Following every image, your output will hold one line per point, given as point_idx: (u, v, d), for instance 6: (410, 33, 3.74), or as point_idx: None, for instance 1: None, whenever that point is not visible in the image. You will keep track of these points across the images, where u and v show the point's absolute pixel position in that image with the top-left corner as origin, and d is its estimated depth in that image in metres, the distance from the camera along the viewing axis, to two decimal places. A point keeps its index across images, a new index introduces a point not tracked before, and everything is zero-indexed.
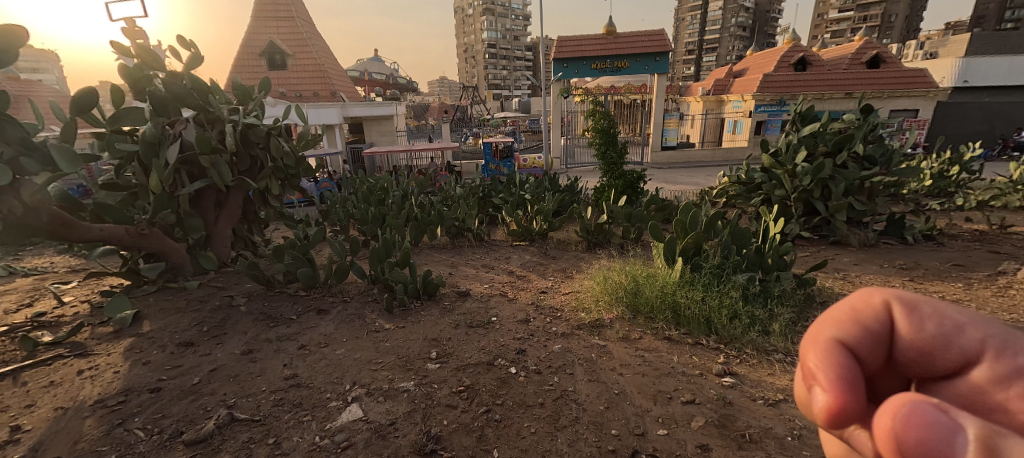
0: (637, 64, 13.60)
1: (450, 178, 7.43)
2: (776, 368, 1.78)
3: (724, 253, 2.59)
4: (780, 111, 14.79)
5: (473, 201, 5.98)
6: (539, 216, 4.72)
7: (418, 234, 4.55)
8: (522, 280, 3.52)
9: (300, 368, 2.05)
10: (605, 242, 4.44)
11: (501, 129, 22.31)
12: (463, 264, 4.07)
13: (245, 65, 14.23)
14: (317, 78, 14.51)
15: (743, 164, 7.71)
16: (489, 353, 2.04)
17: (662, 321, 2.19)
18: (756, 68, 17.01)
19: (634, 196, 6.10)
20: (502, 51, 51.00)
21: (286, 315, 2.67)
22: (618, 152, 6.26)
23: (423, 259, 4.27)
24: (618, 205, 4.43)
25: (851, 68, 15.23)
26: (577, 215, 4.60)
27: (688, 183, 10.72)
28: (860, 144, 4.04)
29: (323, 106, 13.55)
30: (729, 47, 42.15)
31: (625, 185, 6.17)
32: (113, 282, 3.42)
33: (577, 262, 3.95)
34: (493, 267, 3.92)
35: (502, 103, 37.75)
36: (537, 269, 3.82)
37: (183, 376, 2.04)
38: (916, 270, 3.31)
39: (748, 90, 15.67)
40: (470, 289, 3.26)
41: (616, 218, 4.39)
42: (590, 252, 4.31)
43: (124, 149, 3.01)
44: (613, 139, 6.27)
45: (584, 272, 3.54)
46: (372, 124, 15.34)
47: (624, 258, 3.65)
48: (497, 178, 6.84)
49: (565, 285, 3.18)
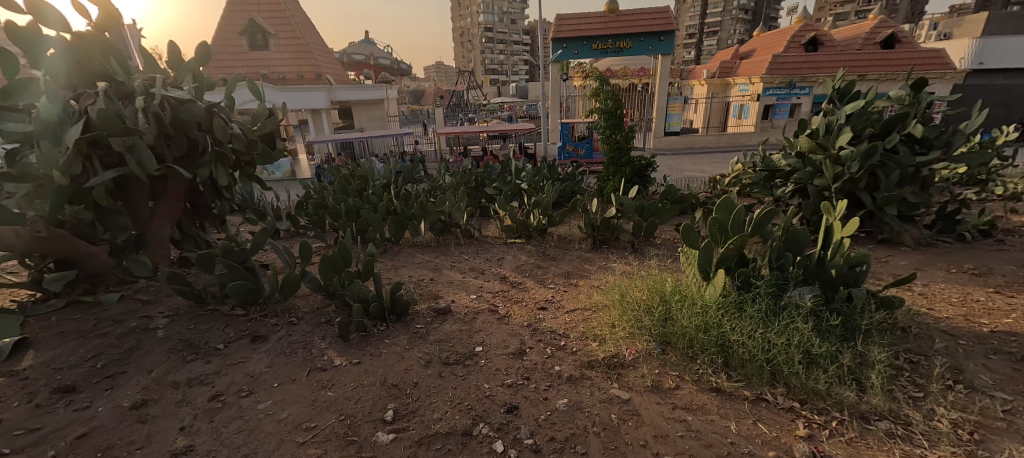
0: (640, 44, 12.84)
1: (438, 167, 6.78)
2: (890, 451, 1.21)
3: (780, 266, 2.01)
4: (789, 94, 14.18)
5: (464, 191, 5.39)
6: (537, 209, 4.12)
7: (397, 230, 4.09)
8: (517, 289, 2.94)
9: (199, 436, 1.45)
10: (613, 239, 3.86)
11: (497, 114, 21.58)
12: (448, 267, 3.46)
13: (225, 45, 13.43)
14: (301, 60, 13.72)
15: (757, 149, 7.13)
16: (466, 414, 1.47)
17: (705, 362, 1.61)
18: (763, 49, 16.28)
19: (641, 186, 5.52)
20: (499, 35, 49.73)
21: (211, 344, 2.07)
22: (625, 136, 5.65)
23: (403, 261, 3.67)
24: (629, 196, 3.83)
25: (864, 48, 14.53)
26: (580, 207, 4.01)
27: (692, 170, 10.13)
28: (916, 124, 3.44)
29: (308, 90, 12.78)
30: (730, 31, 41.26)
31: (632, 173, 5.59)
32: (21, 293, 2.82)
33: (581, 266, 3.36)
34: (483, 271, 3.33)
35: (499, 88, 36.82)
36: (535, 274, 3.21)
37: (34, 447, 1.45)
38: (993, 277, 2.73)
39: (756, 72, 14.95)
40: (452, 303, 2.66)
41: (627, 211, 3.80)
42: (595, 252, 3.71)
43: (12, 129, 2.39)
44: (620, 122, 5.64)
45: (591, 280, 2.96)
46: (360, 108, 14.60)
47: (638, 263, 3.07)
48: (490, 166, 6.24)
49: (570, 297, 2.60)
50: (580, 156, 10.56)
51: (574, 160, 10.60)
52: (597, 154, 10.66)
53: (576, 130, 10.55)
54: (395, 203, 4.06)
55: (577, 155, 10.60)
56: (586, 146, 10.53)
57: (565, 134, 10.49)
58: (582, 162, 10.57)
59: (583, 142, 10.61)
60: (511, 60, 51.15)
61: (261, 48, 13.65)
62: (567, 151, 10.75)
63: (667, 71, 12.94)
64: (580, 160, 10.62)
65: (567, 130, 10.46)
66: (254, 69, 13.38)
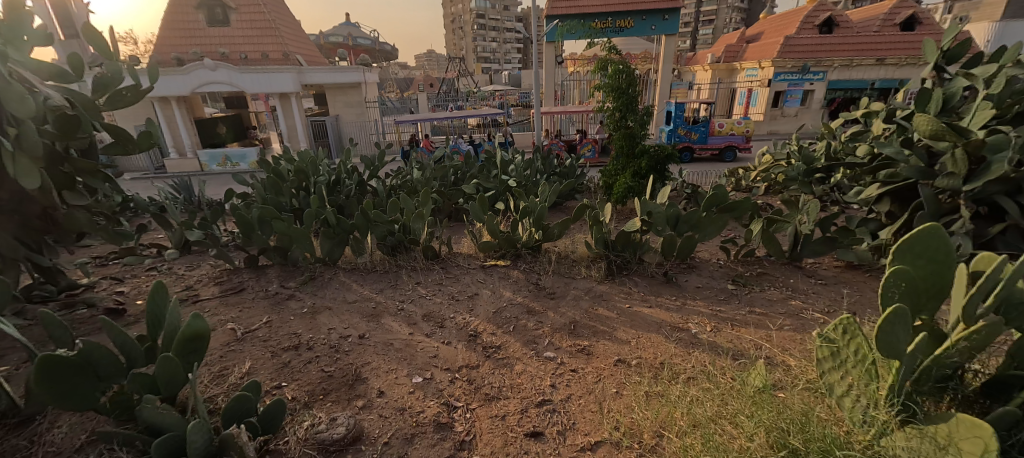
0: (642, 23, 11.57)
1: (410, 158, 5.59)
2: None
3: None
4: (802, 79, 13.07)
5: (438, 192, 4.25)
6: (527, 218, 2.95)
7: (331, 248, 2.94)
8: (491, 366, 1.77)
9: None
10: (632, 261, 2.74)
11: (488, 101, 20.25)
12: (390, 312, 2.29)
13: (181, 20, 12.20)
14: (266, 37, 12.41)
15: (793, 137, 6.01)
16: None
17: None
18: (773, 31, 15.09)
19: (662, 183, 4.42)
20: (491, 22, 48.02)
21: None
22: (640, 120, 4.48)
23: (329, 299, 2.50)
24: (657, 200, 2.66)
25: (882, 31, 13.39)
26: (586, 212, 2.87)
27: (707, 164, 8.90)
28: None
29: (274, 72, 11.63)
30: (727, 19, 40.23)
31: (650, 166, 4.46)
32: None
33: (591, 312, 2.21)
34: (441, 321, 2.15)
35: (493, 76, 35.49)
36: (521, 329, 2.06)
37: None
38: None
39: (766, 55, 13.82)
40: (366, 410, 1.49)
41: (655, 224, 2.64)
42: (610, 285, 2.55)
43: None
44: (634, 101, 4.44)
45: (612, 350, 1.83)
46: (336, 92, 13.18)
47: (679, 329, 1.97)
48: (471, 157, 5.10)
49: (588, 398, 1.49)
50: (692, 142, 8.78)
51: (686, 147, 8.84)
52: (713, 140, 8.82)
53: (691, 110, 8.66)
54: (330, 212, 2.92)
55: (689, 141, 8.76)
56: (703, 131, 8.67)
57: (677, 115, 8.68)
58: (695, 149, 8.79)
59: (698, 124, 8.78)
60: (503, 48, 49.67)
61: (220, 24, 12.35)
62: (677, 136, 8.95)
63: (671, 53, 11.73)
64: (691, 147, 8.86)
65: (680, 110, 8.64)
66: (212, 48, 12.13)
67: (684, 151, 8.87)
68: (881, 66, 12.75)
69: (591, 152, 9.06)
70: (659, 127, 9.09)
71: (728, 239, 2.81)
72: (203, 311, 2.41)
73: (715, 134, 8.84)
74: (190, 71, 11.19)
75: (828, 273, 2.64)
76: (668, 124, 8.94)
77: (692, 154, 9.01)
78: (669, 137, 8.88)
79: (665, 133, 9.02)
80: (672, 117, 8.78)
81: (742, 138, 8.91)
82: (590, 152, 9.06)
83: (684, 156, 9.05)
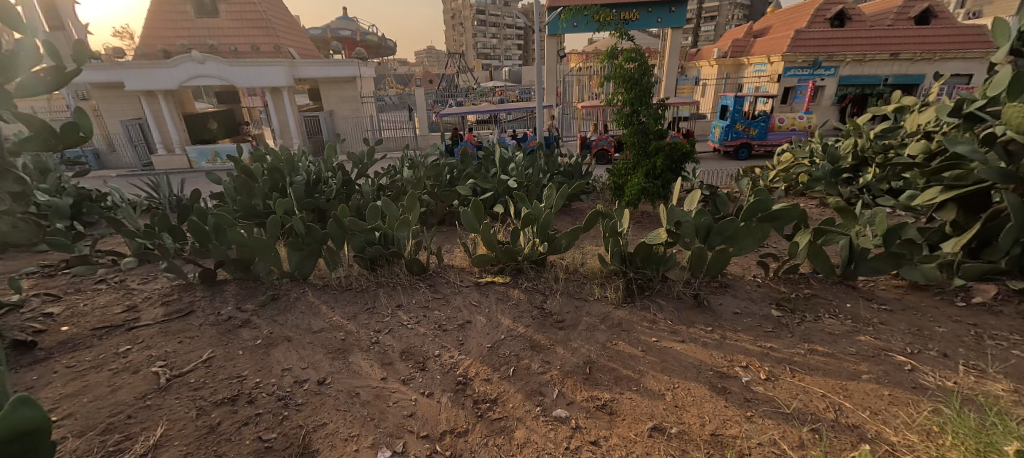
0: (647, 16, 11.12)
1: (403, 155, 5.15)
2: None
3: None
4: (812, 75, 12.53)
5: (430, 193, 3.82)
6: (530, 226, 2.52)
7: (299, 261, 2.50)
8: (481, 437, 1.34)
9: None
10: (655, 278, 2.30)
11: (488, 97, 19.75)
12: (360, 347, 1.85)
13: (169, 12, 11.78)
14: (258, 29, 11.98)
15: (816, 134, 5.55)
16: None
17: None
18: (781, 25, 14.57)
19: (679, 183, 3.98)
20: (491, 18, 47.47)
21: None
22: (656, 112, 4.02)
23: (290, 326, 2.08)
24: (685, 204, 2.23)
25: (897, 24, 12.94)
26: (599, 219, 2.43)
27: (726, 164, 8.19)
28: None
29: (264, 65, 11.17)
30: (728, 16, 39.81)
31: (666, 164, 4.03)
32: None
33: (610, 349, 1.79)
34: (422, 362, 1.72)
35: (492, 72, 34.95)
36: (522, 375, 1.63)
37: None
38: None
39: (774, 50, 13.32)
40: None
41: (683, 233, 2.21)
42: (629, 310, 2.11)
43: None
44: (648, 91, 3.99)
45: (639, 410, 1.41)
46: (330, 87, 12.66)
47: (725, 377, 1.54)
48: (468, 154, 4.66)
49: None
50: (751, 138, 8.42)
51: (744, 144, 8.51)
52: (772, 136, 8.44)
53: (750, 105, 8.35)
54: (298, 219, 2.48)
55: (747, 137, 8.42)
56: (762, 126, 8.32)
57: (735, 109, 8.39)
58: (754, 145, 8.42)
59: (757, 120, 8.44)
60: (503, 44, 49.14)
61: (208, 14, 11.89)
62: (734, 131, 8.61)
63: (677, 47, 11.20)
64: (750, 143, 8.51)
65: (738, 104, 8.34)
66: (200, 41, 11.72)
67: (742, 147, 8.52)
68: (895, 61, 12.31)
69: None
70: (717, 122, 8.79)
71: (767, 252, 2.38)
72: (133, 341, 1.97)
73: (775, 129, 8.44)
74: (177, 64, 10.77)
75: (890, 295, 2.20)
76: (726, 119, 8.61)
77: (750, 150, 8.68)
78: (725, 134, 8.61)
79: (722, 129, 8.75)
80: (730, 113, 8.51)
81: (803, 134, 8.51)
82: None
83: (742, 152, 8.70)
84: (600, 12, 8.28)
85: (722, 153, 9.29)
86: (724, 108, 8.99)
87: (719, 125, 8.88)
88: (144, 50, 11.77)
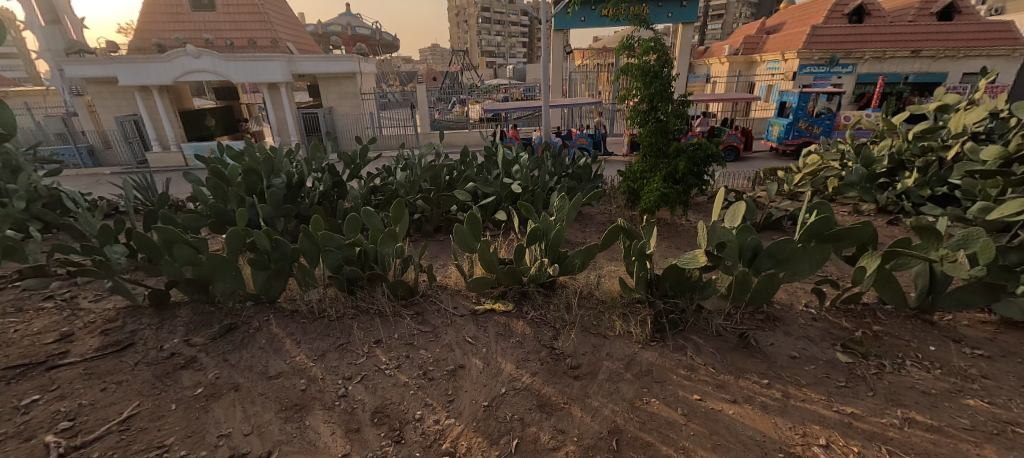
0: (657, 11, 10.66)
1: (399, 155, 4.77)
2: None
3: None
4: (829, 73, 12.03)
5: (425, 199, 3.43)
6: (538, 245, 2.13)
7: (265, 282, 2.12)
8: None
9: None
10: (688, 310, 1.90)
11: (492, 94, 19.36)
12: (322, 402, 1.47)
13: (164, 5, 11.48)
14: (254, 23, 11.63)
15: (848, 134, 5.11)
16: None
17: None
18: (796, 21, 14.07)
19: (702, 190, 3.59)
20: (496, 16, 47.07)
21: None
22: (678, 110, 3.61)
23: (243, 368, 1.70)
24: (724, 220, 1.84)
25: (918, 20, 12.43)
26: (621, 237, 2.04)
27: (745, 166, 7.60)
28: None
29: (262, 60, 10.81)
30: (736, 14, 39.24)
31: (688, 169, 3.63)
32: None
33: (639, 411, 1.40)
34: (398, 429, 1.34)
35: (497, 70, 34.51)
36: (528, 452, 1.25)
37: None
38: None
39: (789, 47, 12.84)
40: None
41: (726, 257, 1.81)
42: (660, 351, 1.71)
43: None
44: (669, 87, 3.57)
45: None
46: (329, 83, 12.22)
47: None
48: (468, 155, 4.26)
49: None
50: (815, 137, 7.97)
51: (807, 142, 8.10)
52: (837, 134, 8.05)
53: (814, 102, 7.91)
54: (263, 233, 2.09)
55: (810, 136, 8.01)
56: (828, 124, 7.88)
57: (799, 106, 7.94)
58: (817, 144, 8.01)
59: (821, 117, 8.00)
60: (508, 42, 48.74)
61: (205, 8, 11.61)
62: (796, 129, 8.17)
63: (688, 43, 10.76)
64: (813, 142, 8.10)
65: (801, 101, 7.89)
66: (195, 35, 11.39)
67: (805, 145, 8.10)
68: (916, 59, 11.80)
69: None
70: (778, 119, 8.35)
71: (825, 279, 1.97)
72: (48, 388, 1.60)
73: (840, 127, 8.03)
74: (172, 58, 10.43)
75: (980, 335, 1.79)
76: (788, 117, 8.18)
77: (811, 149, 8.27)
78: (786, 132, 8.17)
79: (782, 127, 8.30)
80: (792, 110, 8.05)
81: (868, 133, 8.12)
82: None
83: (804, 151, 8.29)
84: (606, 8, 7.83)
85: (776, 151, 8.87)
86: (782, 104, 8.50)
87: (777, 123, 8.42)
88: (138, 44, 11.45)
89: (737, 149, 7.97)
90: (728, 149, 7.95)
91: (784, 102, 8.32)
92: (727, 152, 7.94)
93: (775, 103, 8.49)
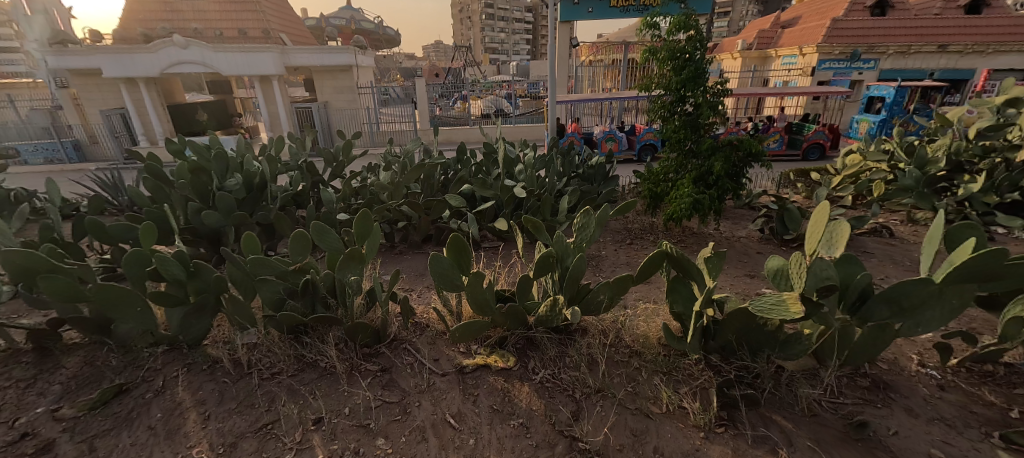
0: None
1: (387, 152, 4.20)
2: None
3: None
4: (849, 68, 11.37)
5: (413, 204, 2.88)
6: (551, 276, 1.58)
7: (182, 322, 1.57)
8: None
9: None
10: (761, 374, 1.35)
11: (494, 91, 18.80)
12: None
13: None
14: (247, 12, 11.08)
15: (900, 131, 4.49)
16: None
17: None
18: (815, 13, 13.39)
19: (739, 193, 3.03)
20: (501, 12, 46.35)
21: None
22: (712, 98, 3.03)
23: None
24: (816, 249, 1.29)
25: (944, 14, 11.79)
26: (666, 266, 1.48)
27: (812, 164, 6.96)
28: None
29: (253, 51, 10.29)
30: (744, 12, 38.54)
31: (725, 170, 3.06)
32: None
33: None
34: None
35: (500, 66, 33.87)
36: None
37: None
38: None
39: (808, 41, 12.20)
40: None
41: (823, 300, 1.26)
42: (732, 446, 1.16)
43: None
44: (702, 72, 2.99)
45: None
46: (323, 76, 11.53)
47: None
48: (467, 153, 3.70)
49: None
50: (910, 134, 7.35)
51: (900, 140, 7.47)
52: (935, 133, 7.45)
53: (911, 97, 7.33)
54: (175, 255, 1.53)
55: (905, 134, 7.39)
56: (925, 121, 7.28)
57: (894, 101, 7.34)
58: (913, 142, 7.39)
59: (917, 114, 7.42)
60: (512, 39, 48.06)
61: None
62: (888, 126, 7.53)
63: None
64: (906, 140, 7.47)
65: (898, 96, 7.29)
66: (184, 24, 10.87)
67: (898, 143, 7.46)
68: (943, 54, 11.16)
69: (778, 144, 7.15)
70: (868, 115, 7.72)
71: (956, 332, 1.41)
72: None
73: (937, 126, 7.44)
74: (158, 49, 9.87)
75: None
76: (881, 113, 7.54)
77: None
78: (878, 129, 7.49)
79: (872, 124, 7.67)
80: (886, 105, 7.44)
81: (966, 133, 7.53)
82: (778, 144, 7.16)
83: None
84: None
85: None
86: (868, 100, 7.92)
87: (865, 119, 7.80)
88: (123, 34, 10.90)
89: (823, 148, 7.14)
90: (812, 148, 7.16)
91: (873, 98, 7.70)
92: (809, 150, 7.15)
93: (862, 98, 7.87)
